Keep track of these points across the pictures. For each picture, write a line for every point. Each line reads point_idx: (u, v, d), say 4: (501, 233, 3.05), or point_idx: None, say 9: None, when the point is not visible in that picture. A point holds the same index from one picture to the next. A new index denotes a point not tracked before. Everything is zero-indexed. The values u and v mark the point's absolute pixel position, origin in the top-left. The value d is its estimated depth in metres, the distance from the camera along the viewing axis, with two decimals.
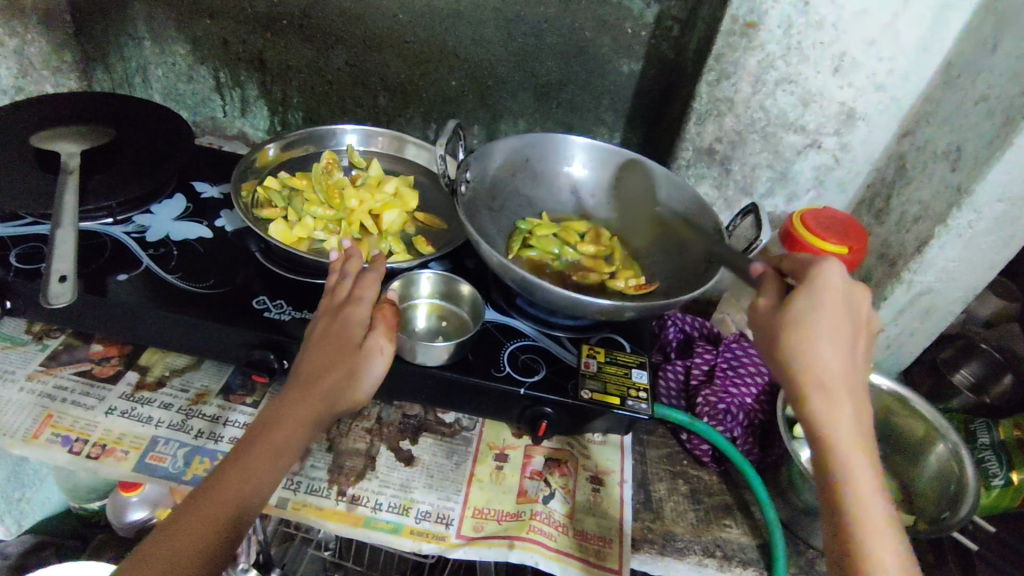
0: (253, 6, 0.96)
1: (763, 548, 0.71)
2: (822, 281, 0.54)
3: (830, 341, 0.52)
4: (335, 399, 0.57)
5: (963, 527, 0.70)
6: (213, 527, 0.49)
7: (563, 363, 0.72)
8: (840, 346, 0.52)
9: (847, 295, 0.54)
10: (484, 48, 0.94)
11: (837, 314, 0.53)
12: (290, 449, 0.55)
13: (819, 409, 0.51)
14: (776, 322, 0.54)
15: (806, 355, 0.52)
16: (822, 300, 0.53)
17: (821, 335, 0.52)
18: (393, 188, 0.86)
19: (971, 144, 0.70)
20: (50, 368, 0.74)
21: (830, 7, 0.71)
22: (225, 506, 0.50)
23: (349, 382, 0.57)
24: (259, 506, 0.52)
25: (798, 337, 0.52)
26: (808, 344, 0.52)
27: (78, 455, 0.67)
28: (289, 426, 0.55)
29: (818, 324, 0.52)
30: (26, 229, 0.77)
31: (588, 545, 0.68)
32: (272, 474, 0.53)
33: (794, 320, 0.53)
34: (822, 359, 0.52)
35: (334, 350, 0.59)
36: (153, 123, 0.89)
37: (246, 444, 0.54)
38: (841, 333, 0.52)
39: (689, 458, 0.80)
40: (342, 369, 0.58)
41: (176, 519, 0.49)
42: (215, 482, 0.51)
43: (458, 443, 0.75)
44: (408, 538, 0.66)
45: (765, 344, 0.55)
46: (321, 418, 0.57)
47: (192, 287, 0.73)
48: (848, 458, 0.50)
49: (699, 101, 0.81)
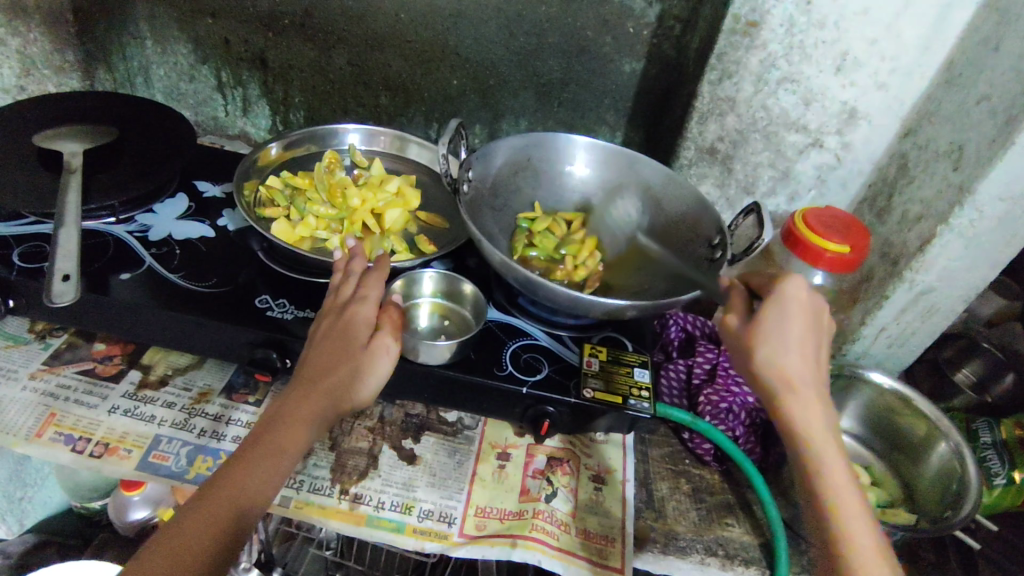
0: (254, 5, 0.96)
1: (765, 547, 0.71)
2: (787, 293, 0.56)
3: (800, 351, 0.54)
4: (339, 397, 0.57)
5: (965, 525, 0.70)
6: (215, 525, 0.49)
7: (565, 363, 0.72)
8: (808, 354, 0.54)
9: (811, 306, 0.56)
10: (485, 48, 0.94)
11: (802, 325, 0.55)
12: (294, 448, 0.55)
13: (795, 415, 0.53)
14: (746, 335, 0.56)
15: (778, 364, 0.54)
16: (790, 311, 0.55)
17: (785, 344, 0.54)
18: (396, 187, 0.86)
19: (973, 143, 0.70)
20: (53, 367, 0.75)
21: (832, 6, 0.72)
22: (229, 504, 0.50)
23: (354, 381, 0.58)
24: (263, 503, 0.52)
25: (769, 346, 0.54)
26: (779, 353, 0.54)
27: (81, 454, 0.68)
28: (292, 425, 0.55)
29: (785, 334, 0.55)
30: (28, 228, 0.77)
31: (589, 544, 0.68)
32: (277, 471, 0.53)
33: (763, 332, 0.55)
34: (793, 367, 0.54)
35: (337, 350, 0.59)
36: (154, 123, 0.89)
37: (249, 443, 0.54)
38: (808, 343, 0.55)
39: (691, 457, 0.80)
40: (347, 367, 0.58)
41: (178, 518, 0.49)
42: (219, 480, 0.51)
43: (460, 443, 0.75)
44: (410, 537, 0.66)
45: (737, 357, 0.57)
46: (325, 417, 0.57)
47: (195, 287, 0.73)
48: (826, 463, 0.51)
49: (701, 100, 0.81)
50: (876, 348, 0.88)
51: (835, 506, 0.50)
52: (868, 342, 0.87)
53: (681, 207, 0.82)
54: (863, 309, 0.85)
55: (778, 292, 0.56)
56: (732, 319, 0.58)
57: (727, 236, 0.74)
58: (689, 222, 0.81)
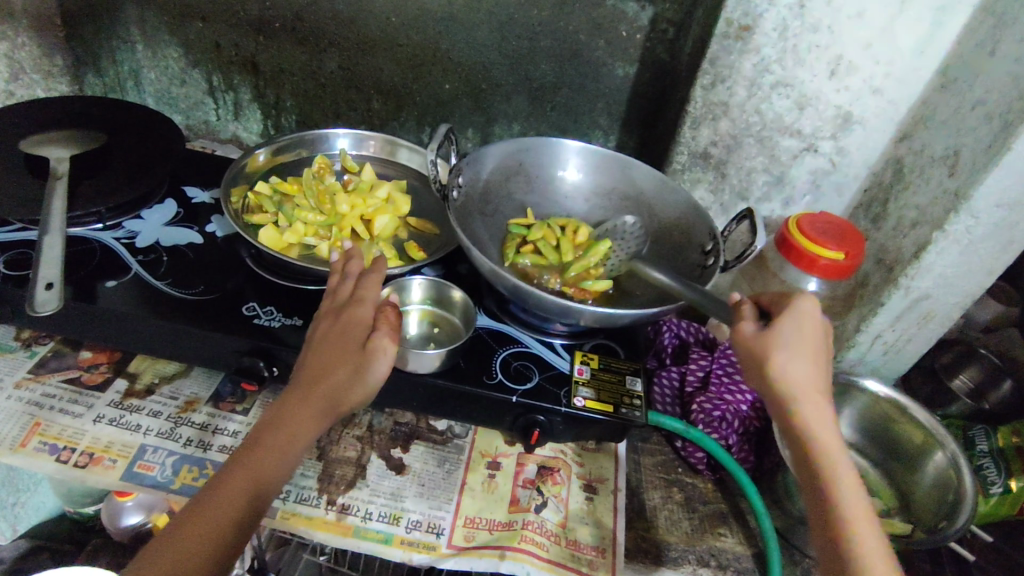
0: (245, 10, 0.95)
1: (758, 557, 0.70)
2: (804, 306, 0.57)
3: (814, 366, 0.55)
4: (338, 398, 0.56)
5: (962, 536, 0.69)
6: (215, 533, 0.49)
7: (556, 371, 0.72)
8: (814, 365, 0.55)
9: (820, 325, 0.57)
10: (477, 52, 0.93)
11: (810, 339, 0.56)
12: (292, 452, 0.54)
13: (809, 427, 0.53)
14: (766, 341, 0.56)
15: (791, 375, 0.54)
16: (802, 326, 0.57)
17: (795, 356, 0.55)
18: (385, 193, 0.86)
19: (969, 148, 0.69)
20: (38, 376, 0.74)
21: (827, 11, 0.71)
22: (230, 507, 0.50)
23: (354, 382, 0.56)
24: (264, 507, 0.52)
25: (788, 356, 0.55)
26: (790, 361, 0.55)
27: (66, 464, 0.67)
28: (291, 428, 0.54)
29: (800, 346, 0.56)
30: (13, 236, 0.76)
31: (579, 555, 0.67)
32: (277, 475, 0.53)
33: (782, 341, 0.55)
34: (808, 379, 0.54)
35: (336, 351, 0.58)
36: (143, 128, 0.88)
37: (249, 446, 0.54)
38: (821, 359, 0.56)
39: (684, 466, 0.79)
40: (346, 369, 0.56)
41: (180, 523, 0.49)
42: (218, 482, 0.51)
43: (450, 452, 0.75)
44: (398, 548, 0.66)
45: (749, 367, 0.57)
46: (323, 418, 0.56)
47: (182, 295, 0.72)
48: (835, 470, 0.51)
49: (694, 104, 0.80)
50: (871, 355, 0.87)
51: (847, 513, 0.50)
52: (863, 349, 0.86)
53: (673, 213, 0.81)
54: (859, 315, 0.83)
55: (792, 308, 0.58)
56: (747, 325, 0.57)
57: (720, 242, 0.73)
58: (682, 228, 0.80)
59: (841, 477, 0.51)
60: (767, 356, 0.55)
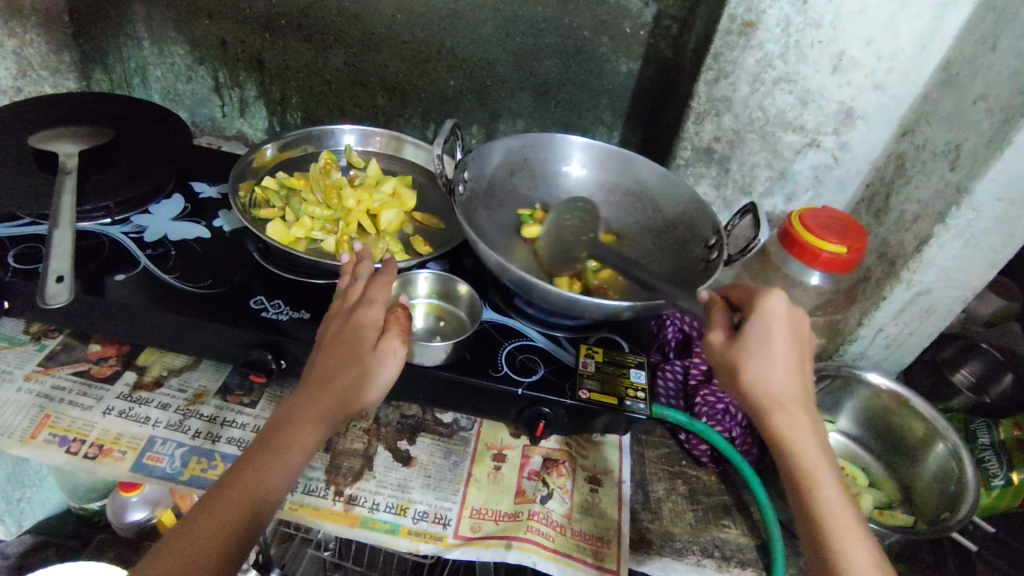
0: (251, 6, 0.96)
1: (761, 548, 0.71)
2: (769, 307, 0.57)
3: (783, 369, 0.56)
4: (349, 399, 0.57)
5: (964, 526, 0.70)
6: (226, 533, 0.49)
7: (561, 363, 0.72)
8: (787, 369, 0.56)
9: (790, 323, 0.57)
10: (481, 48, 0.94)
11: (781, 340, 0.56)
12: (302, 451, 0.55)
13: (784, 433, 0.55)
14: (732, 350, 0.57)
15: (764, 383, 0.56)
16: (771, 329, 0.56)
17: (763, 363, 0.56)
18: (391, 188, 0.86)
19: (970, 142, 0.70)
20: (48, 368, 0.75)
21: (829, 7, 0.71)
22: (240, 506, 0.50)
23: (361, 383, 0.57)
24: (274, 507, 0.52)
25: (755, 365, 0.56)
26: (763, 370, 0.56)
27: (75, 456, 0.67)
28: (301, 428, 0.55)
29: (766, 352, 0.56)
30: (23, 230, 0.77)
31: (584, 546, 0.68)
32: (286, 475, 0.53)
33: (749, 349, 0.56)
34: (779, 385, 0.56)
35: (346, 352, 0.58)
36: (149, 123, 0.89)
37: (259, 446, 0.54)
38: (791, 357, 0.56)
39: (687, 458, 0.79)
40: (355, 370, 0.57)
41: (188, 520, 0.49)
42: (229, 480, 0.52)
43: (455, 444, 0.75)
44: (405, 539, 0.66)
45: (721, 377, 0.58)
46: (334, 419, 0.56)
47: (190, 287, 0.73)
48: (812, 475, 0.53)
49: (697, 100, 0.81)
50: (873, 348, 0.87)
51: (824, 516, 0.52)
52: (865, 343, 0.87)
53: (676, 207, 0.82)
54: (861, 309, 0.84)
55: (757, 311, 0.57)
56: (714, 336, 0.58)
57: (724, 236, 0.73)
58: (686, 223, 0.81)
59: (819, 480, 0.53)
60: (733, 367, 0.56)
